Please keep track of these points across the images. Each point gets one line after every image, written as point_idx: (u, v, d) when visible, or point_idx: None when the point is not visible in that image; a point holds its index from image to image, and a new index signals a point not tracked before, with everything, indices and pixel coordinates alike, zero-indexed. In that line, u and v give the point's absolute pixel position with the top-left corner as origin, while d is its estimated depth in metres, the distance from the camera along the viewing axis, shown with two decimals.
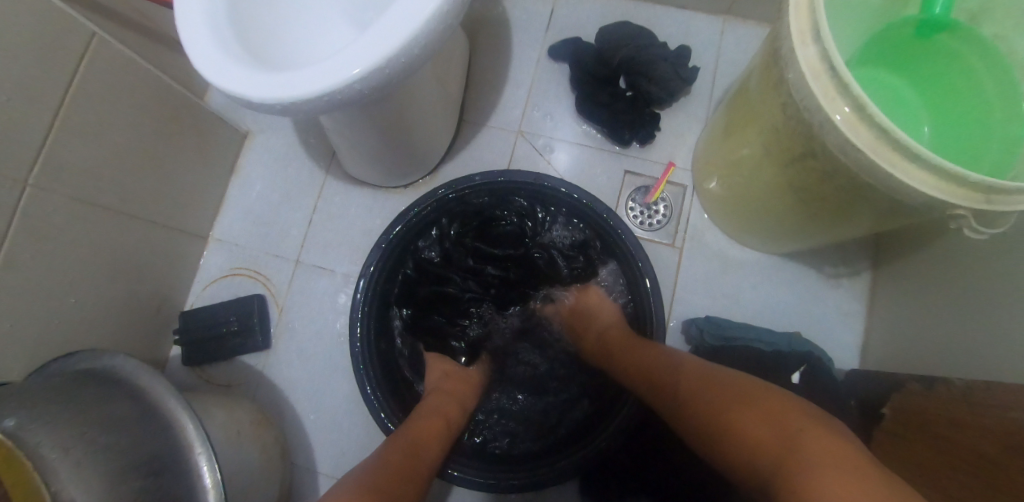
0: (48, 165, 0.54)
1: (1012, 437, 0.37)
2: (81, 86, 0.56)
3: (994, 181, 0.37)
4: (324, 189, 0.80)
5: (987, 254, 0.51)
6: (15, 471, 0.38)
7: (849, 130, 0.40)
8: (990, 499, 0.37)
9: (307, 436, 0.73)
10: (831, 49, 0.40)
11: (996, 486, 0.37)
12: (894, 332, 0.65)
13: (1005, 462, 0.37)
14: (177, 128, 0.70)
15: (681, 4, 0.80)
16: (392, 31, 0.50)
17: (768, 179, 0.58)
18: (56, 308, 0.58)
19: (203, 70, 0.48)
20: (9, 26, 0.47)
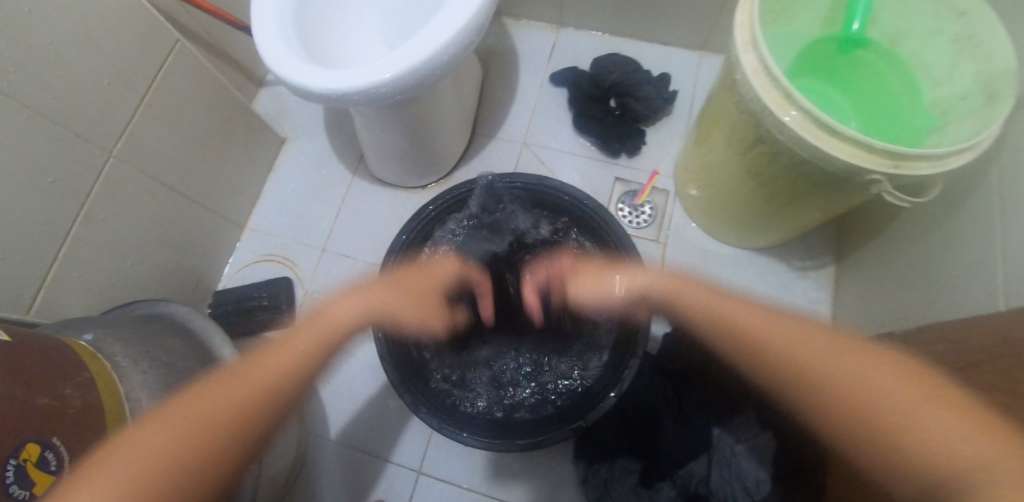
0: (130, 141, 0.65)
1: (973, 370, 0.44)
2: (164, 79, 0.68)
3: (895, 147, 0.48)
4: (351, 187, 0.90)
5: (930, 229, 0.61)
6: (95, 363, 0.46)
7: (798, 128, 0.51)
8: None
9: (323, 406, 0.79)
10: (766, 59, 0.52)
11: None
12: (854, 312, 0.73)
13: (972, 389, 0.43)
14: (232, 125, 0.81)
15: (663, 40, 0.95)
16: (425, 44, 0.62)
17: (734, 171, 0.68)
18: (116, 265, 0.67)
19: (274, 66, 0.60)
20: (119, 25, 0.59)
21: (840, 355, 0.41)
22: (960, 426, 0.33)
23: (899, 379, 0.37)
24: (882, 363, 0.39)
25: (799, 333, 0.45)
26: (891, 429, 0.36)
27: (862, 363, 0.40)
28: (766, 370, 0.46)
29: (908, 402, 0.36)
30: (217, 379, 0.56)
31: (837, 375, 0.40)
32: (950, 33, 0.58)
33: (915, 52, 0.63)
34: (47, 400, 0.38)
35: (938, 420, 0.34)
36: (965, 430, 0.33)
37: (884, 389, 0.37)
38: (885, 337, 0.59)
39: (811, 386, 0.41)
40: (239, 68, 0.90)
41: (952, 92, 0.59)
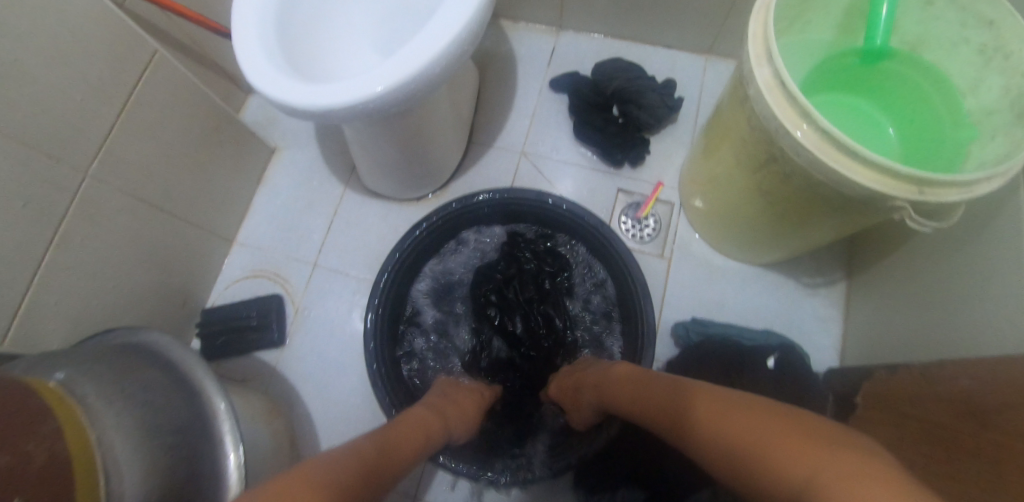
0: (107, 160, 0.62)
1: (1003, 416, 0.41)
2: (142, 92, 0.64)
3: (921, 174, 0.44)
4: (343, 200, 0.87)
5: (951, 252, 0.57)
6: (65, 407, 0.43)
7: (809, 144, 0.47)
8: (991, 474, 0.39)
9: (315, 429, 0.77)
10: (781, 73, 0.48)
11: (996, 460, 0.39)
12: (867, 334, 0.70)
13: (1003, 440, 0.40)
14: (217, 138, 0.78)
15: (668, 44, 0.91)
16: (416, 55, 0.59)
17: (744, 188, 0.65)
18: (96, 288, 0.64)
19: (255, 81, 0.56)
20: (91, 38, 0.56)
21: (745, 417, 0.38)
22: (844, 452, 0.28)
23: (794, 427, 0.34)
24: (774, 418, 0.36)
25: (716, 406, 0.42)
26: (776, 474, 0.31)
27: (776, 419, 0.36)
28: (702, 447, 0.42)
29: (799, 443, 0.31)
30: (198, 413, 0.52)
31: (746, 431, 0.37)
32: (975, 43, 0.54)
33: (937, 62, 0.59)
34: None
35: (827, 453, 0.29)
36: (837, 456, 0.28)
37: (774, 432, 0.34)
38: (902, 367, 0.56)
39: (733, 452, 0.37)
40: (225, 75, 0.86)
41: (978, 107, 0.55)
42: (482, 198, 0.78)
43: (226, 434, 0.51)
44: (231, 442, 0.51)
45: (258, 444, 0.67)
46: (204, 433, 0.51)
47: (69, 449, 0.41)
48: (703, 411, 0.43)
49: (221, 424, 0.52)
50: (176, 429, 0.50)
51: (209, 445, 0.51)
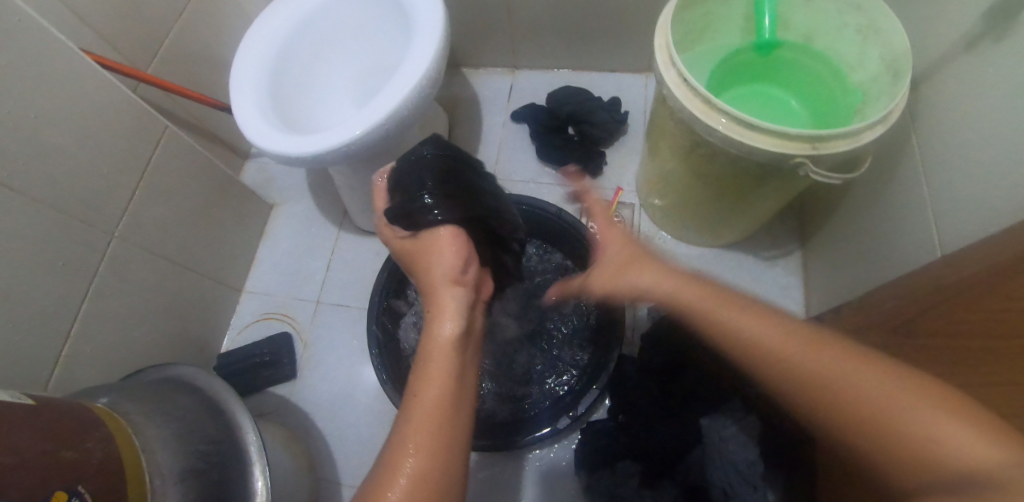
0: (129, 223, 0.72)
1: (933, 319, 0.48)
2: (157, 162, 0.75)
3: (810, 132, 0.54)
4: (339, 240, 0.96)
5: (890, 203, 0.65)
6: (115, 421, 0.52)
7: (734, 132, 0.57)
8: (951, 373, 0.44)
9: (332, 451, 0.82)
10: (685, 74, 0.59)
11: (957, 357, 0.44)
12: (828, 291, 0.78)
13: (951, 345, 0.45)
14: (223, 196, 0.88)
15: (611, 68, 1.04)
16: (392, 96, 0.70)
17: (683, 176, 0.75)
18: (123, 337, 0.72)
19: (260, 143, 0.68)
20: (114, 120, 0.67)
21: (869, 374, 0.36)
22: (966, 426, 0.30)
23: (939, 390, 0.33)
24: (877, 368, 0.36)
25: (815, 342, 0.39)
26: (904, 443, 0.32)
27: (889, 378, 0.35)
28: (745, 355, 0.42)
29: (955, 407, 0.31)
30: (228, 432, 0.59)
31: (855, 389, 0.36)
32: (852, 25, 0.66)
33: (827, 46, 0.70)
34: (72, 452, 0.44)
35: (952, 434, 0.30)
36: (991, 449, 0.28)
37: (904, 396, 0.33)
38: (844, 308, 0.64)
39: (796, 376, 0.39)
40: (224, 145, 0.98)
41: (866, 76, 0.66)
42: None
43: (252, 447, 0.58)
44: (256, 452, 0.58)
45: (280, 465, 0.72)
46: (232, 448, 0.58)
47: (122, 451, 0.49)
48: (768, 331, 0.41)
49: (249, 441, 0.59)
50: (205, 439, 0.57)
51: (237, 459, 0.58)
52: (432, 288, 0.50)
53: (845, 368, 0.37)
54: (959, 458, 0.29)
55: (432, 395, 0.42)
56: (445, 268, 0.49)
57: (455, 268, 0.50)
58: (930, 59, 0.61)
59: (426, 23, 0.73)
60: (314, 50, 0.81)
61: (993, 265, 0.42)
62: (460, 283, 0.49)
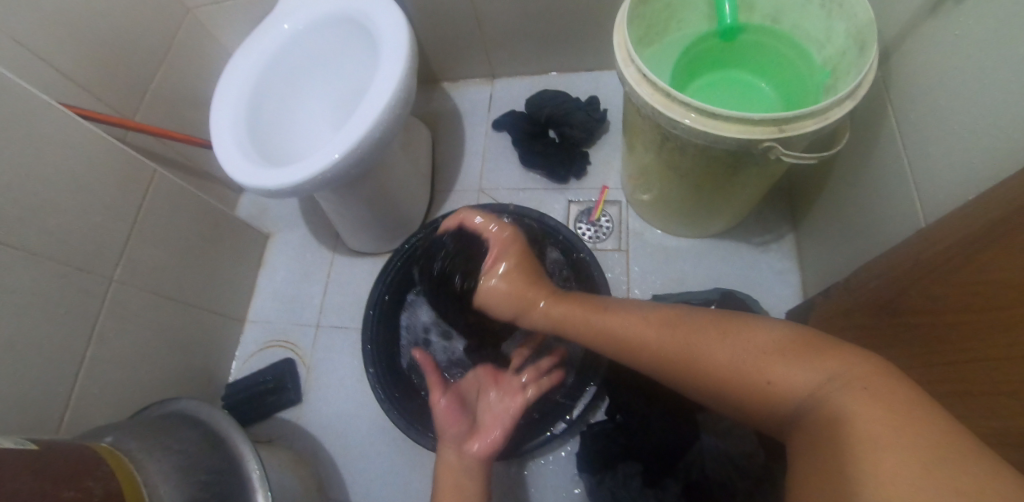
0: (126, 266, 0.75)
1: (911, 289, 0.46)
2: (149, 205, 0.78)
3: (775, 117, 0.54)
4: (334, 263, 0.98)
5: (871, 177, 0.64)
6: (117, 458, 0.54)
7: (700, 123, 0.57)
8: (931, 346, 0.43)
9: (340, 471, 0.83)
10: (644, 70, 0.59)
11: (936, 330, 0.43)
12: (823, 272, 0.76)
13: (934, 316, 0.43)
14: (217, 231, 0.91)
15: (588, 68, 1.04)
16: (364, 119, 0.71)
17: (660, 170, 0.74)
18: (130, 376, 0.75)
19: (242, 179, 0.70)
20: (101, 168, 0.70)
21: (719, 339, 0.42)
22: (804, 364, 0.35)
23: (769, 336, 0.40)
24: (716, 329, 0.43)
25: (665, 324, 0.48)
26: (847, 466, 0.28)
27: (728, 339, 0.42)
28: (633, 357, 0.49)
29: (797, 353, 0.37)
30: (230, 462, 0.60)
31: (716, 359, 0.41)
32: (817, 0, 0.65)
33: (794, 25, 0.69)
34: (74, 492, 0.46)
35: (805, 372, 0.35)
36: (821, 373, 0.34)
37: (756, 357, 0.39)
38: (832, 289, 0.63)
39: (683, 366, 0.44)
40: (217, 181, 1.01)
41: (835, 51, 0.65)
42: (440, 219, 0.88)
43: (253, 475, 0.60)
44: (258, 480, 0.60)
45: (289, 488, 0.74)
46: (234, 477, 0.59)
47: (122, 486, 0.51)
48: (630, 330, 0.50)
49: (250, 470, 0.60)
50: (207, 470, 0.59)
51: (239, 488, 0.59)
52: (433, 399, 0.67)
53: (699, 343, 0.43)
54: (798, 389, 0.35)
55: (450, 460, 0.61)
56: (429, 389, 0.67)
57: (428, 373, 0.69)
58: (896, 28, 0.60)
59: (391, 44, 0.74)
60: (289, 83, 0.84)
61: (971, 237, 0.40)
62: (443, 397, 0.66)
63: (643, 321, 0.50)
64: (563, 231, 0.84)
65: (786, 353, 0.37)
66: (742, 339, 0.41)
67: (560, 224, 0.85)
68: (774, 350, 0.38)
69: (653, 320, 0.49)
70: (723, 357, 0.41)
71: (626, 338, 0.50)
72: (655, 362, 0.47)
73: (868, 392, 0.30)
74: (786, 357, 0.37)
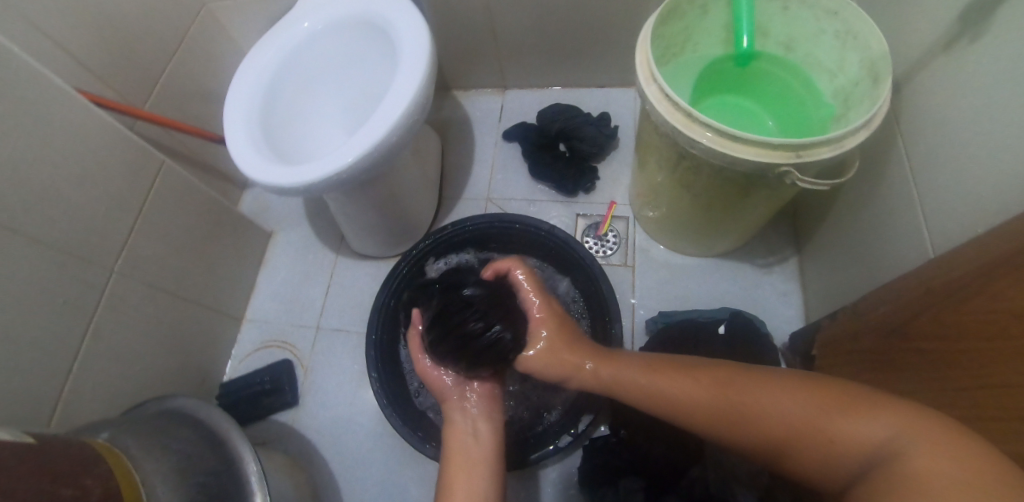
0: (128, 258, 0.73)
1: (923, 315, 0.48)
2: (155, 197, 0.77)
3: (793, 142, 0.55)
4: (337, 265, 0.97)
5: (878, 206, 0.66)
6: (114, 456, 0.52)
7: (716, 144, 0.58)
8: (943, 372, 0.44)
9: (335, 478, 0.81)
10: (665, 89, 0.60)
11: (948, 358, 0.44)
12: (825, 295, 0.77)
13: (944, 342, 0.44)
14: (221, 227, 0.90)
15: (599, 84, 1.05)
16: (381, 122, 0.71)
17: (672, 188, 0.75)
18: (125, 371, 0.73)
19: (253, 176, 0.69)
20: (110, 158, 0.69)
21: (764, 388, 0.43)
22: (871, 416, 0.34)
23: (826, 390, 0.39)
24: (769, 384, 0.43)
25: (708, 374, 0.47)
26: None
27: (775, 389, 0.42)
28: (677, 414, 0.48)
29: (846, 401, 0.37)
30: (228, 463, 0.59)
31: (767, 412, 0.41)
32: (831, 31, 0.67)
33: (807, 54, 0.71)
34: (71, 491, 0.44)
35: (871, 426, 0.34)
36: (890, 428, 0.33)
37: (804, 405, 0.39)
38: (839, 312, 0.64)
39: (730, 418, 0.44)
40: (221, 177, 1.00)
41: (847, 82, 0.67)
42: (447, 228, 0.87)
43: (253, 477, 0.58)
44: (257, 482, 0.58)
45: (283, 494, 0.72)
46: (232, 479, 0.58)
47: (121, 490, 0.50)
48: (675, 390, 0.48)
49: (249, 471, 0.58)
50: (204, 471, 0.57)
51: (237, 490, 0.58)
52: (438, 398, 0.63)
53: (746, 392, 0.43)
54: (869, 442, 0.34)
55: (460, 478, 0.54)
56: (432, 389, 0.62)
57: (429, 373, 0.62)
58: (907, 63, 0.62)
59: (411, 49, 0.75)
60: (304, 83, 0.83)
61: (980, 267, 0.41)
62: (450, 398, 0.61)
63: (683, 369, 0.50)
64: (574, 245, 0.82)
65: (833, 402, 0.38)
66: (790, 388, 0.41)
67: (569, 236, 0.85)
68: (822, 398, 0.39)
69: (696, 374, 0.48)
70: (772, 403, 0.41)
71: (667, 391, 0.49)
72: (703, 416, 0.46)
73: (927, 436, 0.31)
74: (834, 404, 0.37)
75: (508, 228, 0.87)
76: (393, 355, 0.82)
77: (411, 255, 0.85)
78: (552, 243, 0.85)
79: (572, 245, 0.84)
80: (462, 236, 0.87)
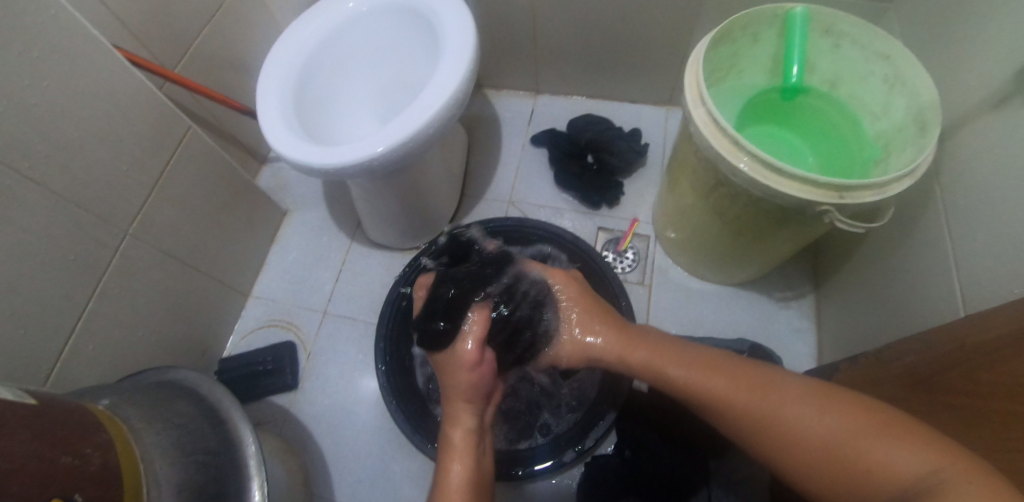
0: (144, 221, 0.72)
1: (953, 369, 0.47)
2: (177, 162, 0.75)
3: (838, 181, 0.54)
4: (351, 250, 0.96)
5: (908, 254, 0.65)
6: (115, 426, 0.50)
7: (755, 172, 0.57)
8: (966, 430, 0.43)
9: (327, 468, 0.80)
10: (713, 113, 0.59)
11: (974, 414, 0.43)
12: (841, 336, 0.77)
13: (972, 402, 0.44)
14: (238, 200, 0.88)
15: (632, 99, 1.05)
16: (418, 114, 0.70)
17: (702, 213, 0.74)
18: (126, 336, 0.71)
19: (281, 150, 0.68)
20: (138, 117, 0.67)
21: (758, 383, 0.45)
22: (909, 447, 0.34)
23: (880, 418, 0.37)
24: (803, 397, 0.42)
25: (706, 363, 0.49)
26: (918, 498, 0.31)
27: (767, 383, 0.44)
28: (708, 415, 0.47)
29: (835, 403, 0.40)
30: (227, 443, 0.58)
31: (757, 401, 0.43)
32: (880, 74, 0.67)
33: (853, 94, 0.71)
34: (71, 459, 0.42)
35: (906, 457, 0.34)
36: (929, 461, 0.32)
37: (794, 400, 0.42)
38: (860, 357, 0.64)
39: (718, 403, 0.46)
40: (242, 149, 0.99)
41: (891, 126, 0.67)
42: (470, 227, 0.86)
43: (250, 459, 0.57)
44: (254, 464, 0.57)
45: (275, 479, 0.70)
46: (231, 460, 0.57)
47: (121, 465, 0.47)
48: (708, 386, 0.47)
49: (247, 451, 0.58)
50: (205, 450, 0.55)
51: (235, 472, 0.56)
52: (446, 396, 0.55)
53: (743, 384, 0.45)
54: (906, 475, 0.33)
55: (455, 478, 0.49)
56: (458, 389, 0.53)
57: (475, 374, 0.53)
58: (955, 115, 0.62)
59: (456, 43, 0.74)
60: (342, 64, 0.83)
61: (1018, 328, 0.41)
62: (473, 400, 0.54)
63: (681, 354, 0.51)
64: (595, 257, 0.82)
65: (825, 400, 0.40)
66: (788, 385, 0.43)
67: (592, 248, 0.83)
68: (813, 396, 0.41)
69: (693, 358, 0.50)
70: (763, 392, 0.44)
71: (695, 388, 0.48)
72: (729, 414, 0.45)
73: (921, 445, 0.34)
74: (824, 404, 0.40)
75: (530, 234, 0.86)
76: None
77: (430, 250, 0.84)
78: (573, 254, 0.84)
79: (594, 258, 0.82)
80: (484, 237, 0.86)
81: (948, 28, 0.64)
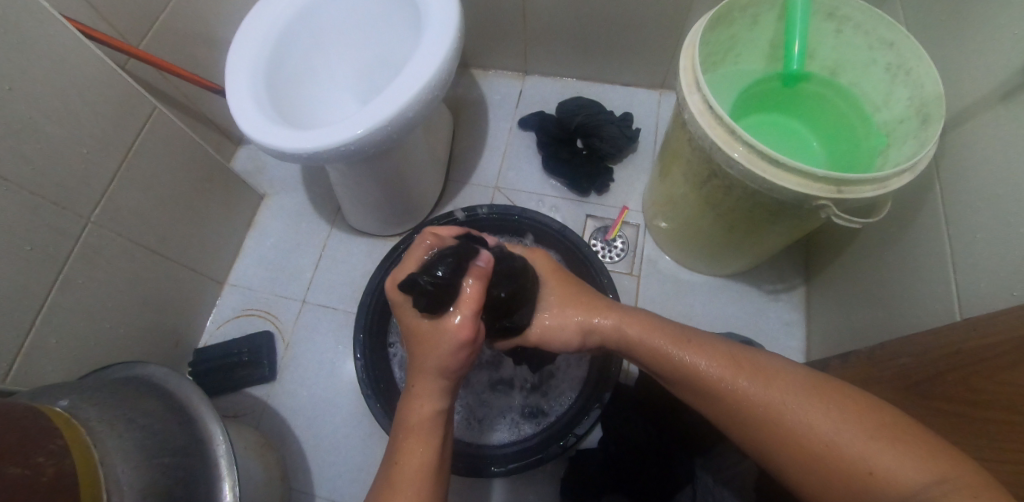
0: (108, 208, 0.68)
1: (948, 374, 0.46)
2: (142, 145, 0.71)
3: (837, 175, 0.52)
4: (331, 237, 0.93)
5: (903, 250, 0.64)
6: (72, 429, 0.48)
7: (749, 162, 0.55)
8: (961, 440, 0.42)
9: (306, 461, 0.78)
10: (709, 100, 0.56)
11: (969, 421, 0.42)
12: (831, 331, 0.76)
13: (966, 411, 0.42)
14: (210, 184, 0.84)
15: (624, 82, 1.01)
16: (397, 95, 0.65)
17: (694, 204, 0.72)
18: (94, 330, 0.68)
19: (250, 133, 0.64)
20: (98, 98, 0.63)
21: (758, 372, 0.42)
22: (911, 457, 0.33)
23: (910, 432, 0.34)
24: (802, 391, 0.39)
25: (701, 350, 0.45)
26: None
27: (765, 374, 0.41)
28: (699, 401, 0.44)
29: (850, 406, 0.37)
30: (196, 443, 0.55)
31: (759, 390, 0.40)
32: (882, 62, 0.64)
33: (853, 81, 0.68)
34: (21, 470, 0.40)
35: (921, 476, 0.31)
36: (931, 474, 0.31)
37: (796, 394, 0.39)
38: (851, 356, 0.63)
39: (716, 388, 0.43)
40: (215, 130, 0.94)
41: (891, 116, 0.64)
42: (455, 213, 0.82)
43: (221, 459, 0.55)
44: (226, 465, 0.54)
45: (252, 475, 0.68)
46: (200, 460, 0.54)
47: (76, 471, 0.45)
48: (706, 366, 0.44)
49: (217, 450, 0.55)
50: (172, 451, 0.53)
51: (203, 473, 0.54)
52: (417, 365, 0.47)
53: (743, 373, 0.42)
54: (907, 486, 0.32)
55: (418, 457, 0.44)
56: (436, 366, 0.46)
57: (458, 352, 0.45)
58: (957, 106, 0.59)
59: (439, 20, 0.69)
60: (317, 41, 0.78)
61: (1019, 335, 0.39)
62: (451, 377, 0.47)
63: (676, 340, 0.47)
64: (582, 247, 0.79)
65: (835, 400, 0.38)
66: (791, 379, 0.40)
67: (580, 238, 0.81)
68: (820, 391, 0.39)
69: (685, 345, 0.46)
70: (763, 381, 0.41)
71: (693, 377, 0.44)
72: (727, 412, 0.42)
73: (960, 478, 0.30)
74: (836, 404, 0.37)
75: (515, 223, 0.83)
76: (380, 341, 0.78)
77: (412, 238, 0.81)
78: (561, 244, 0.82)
79: (581, 248, 0.80)
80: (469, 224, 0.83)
81: (953, 15, 0.61)
